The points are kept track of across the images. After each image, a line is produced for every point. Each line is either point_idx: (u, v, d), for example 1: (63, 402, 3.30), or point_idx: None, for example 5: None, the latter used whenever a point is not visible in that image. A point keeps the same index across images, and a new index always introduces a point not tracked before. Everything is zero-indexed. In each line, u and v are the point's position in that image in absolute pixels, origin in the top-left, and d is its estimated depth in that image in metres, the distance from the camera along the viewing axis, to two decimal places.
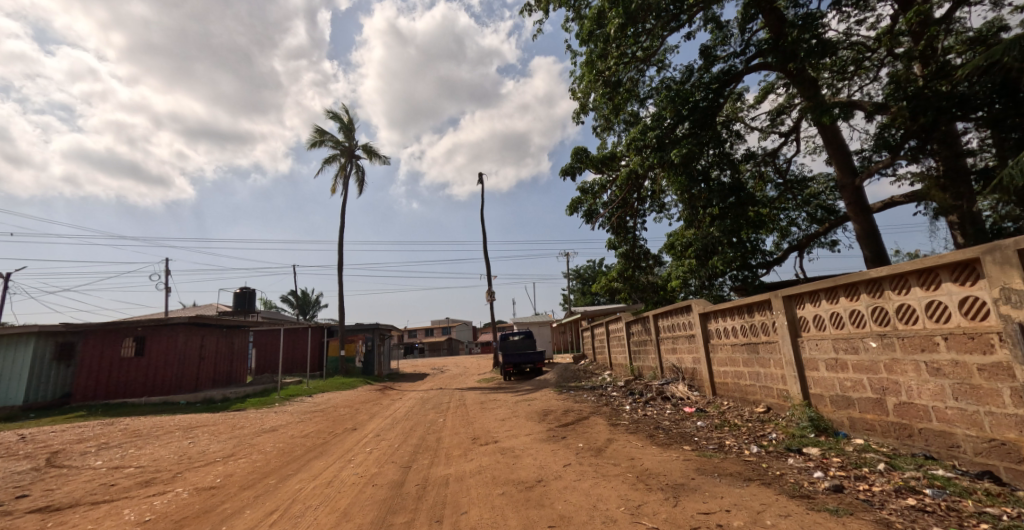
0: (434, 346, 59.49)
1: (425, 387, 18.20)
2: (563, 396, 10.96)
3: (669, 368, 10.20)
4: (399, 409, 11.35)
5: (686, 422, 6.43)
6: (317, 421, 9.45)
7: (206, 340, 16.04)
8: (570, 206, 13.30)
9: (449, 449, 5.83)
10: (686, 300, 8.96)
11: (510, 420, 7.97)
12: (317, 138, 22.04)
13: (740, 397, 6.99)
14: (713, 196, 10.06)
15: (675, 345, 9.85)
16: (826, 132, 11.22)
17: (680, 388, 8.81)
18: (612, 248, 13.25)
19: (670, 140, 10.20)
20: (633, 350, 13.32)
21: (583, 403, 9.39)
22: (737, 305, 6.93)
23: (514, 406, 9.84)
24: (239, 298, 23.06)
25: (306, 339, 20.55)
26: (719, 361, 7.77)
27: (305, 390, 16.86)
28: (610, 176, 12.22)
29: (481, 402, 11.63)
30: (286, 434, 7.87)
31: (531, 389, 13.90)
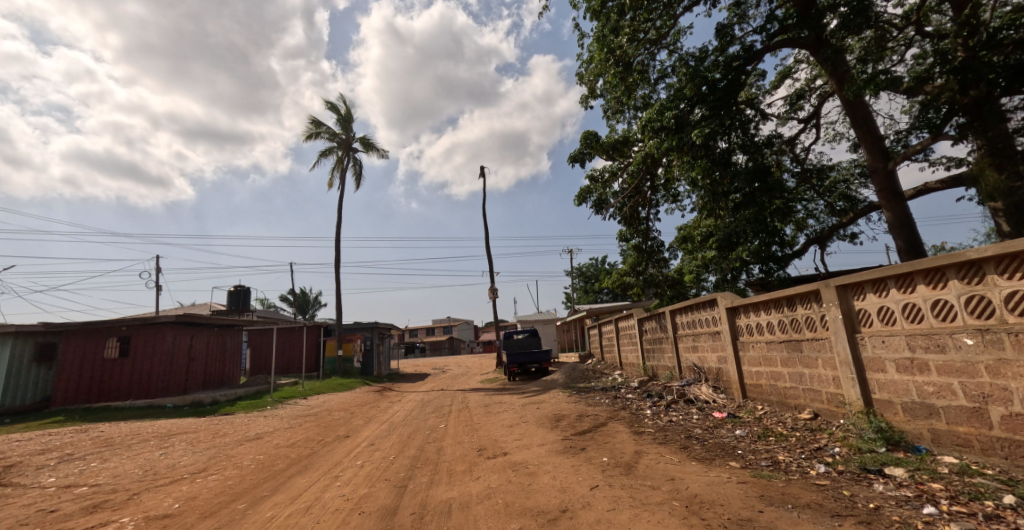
0: (435, 345, 58.74)
1: (425, 388, 17.46)
2: (574, 398, 10.21)
3: (689, 368, 9.46)
4: (398, 413, 10.61)
5: (720, 430, 5.67)
6: (308, 427, 8.72)
7: (196, 340, 15.31)
8: (578, 196, 12.58)
9: (451, 464, 5.08)
10: (710, 293, 8.19)
11: (519, 427, 7.20)
12: (313, 130, 21.32)
13: (778, 401, 6.23)
14: (738, 180, 9.26)
15: (696, 343, 9.11)
16: (855, 112, 10.50)
17: (704, 390, 8.06)
18: (623, 240, 12.62)
19: (690, 121, 9.42)
20: (646, 349, 12.58)
21: (598, 406, 8.63)
22: (774, 298, 6.16)
23: (522, 410, 9.10)
24: (233, 297, 22.35)
25: (302, 339, 19.82)
26: (751, 361, 7.01)
27: (300, 391, 16.12)
28: (621, 162, 11.55)
29: (485, 404, 10.89)
30: (272, 443, 7.13)
31: (538, 390, 13.14)
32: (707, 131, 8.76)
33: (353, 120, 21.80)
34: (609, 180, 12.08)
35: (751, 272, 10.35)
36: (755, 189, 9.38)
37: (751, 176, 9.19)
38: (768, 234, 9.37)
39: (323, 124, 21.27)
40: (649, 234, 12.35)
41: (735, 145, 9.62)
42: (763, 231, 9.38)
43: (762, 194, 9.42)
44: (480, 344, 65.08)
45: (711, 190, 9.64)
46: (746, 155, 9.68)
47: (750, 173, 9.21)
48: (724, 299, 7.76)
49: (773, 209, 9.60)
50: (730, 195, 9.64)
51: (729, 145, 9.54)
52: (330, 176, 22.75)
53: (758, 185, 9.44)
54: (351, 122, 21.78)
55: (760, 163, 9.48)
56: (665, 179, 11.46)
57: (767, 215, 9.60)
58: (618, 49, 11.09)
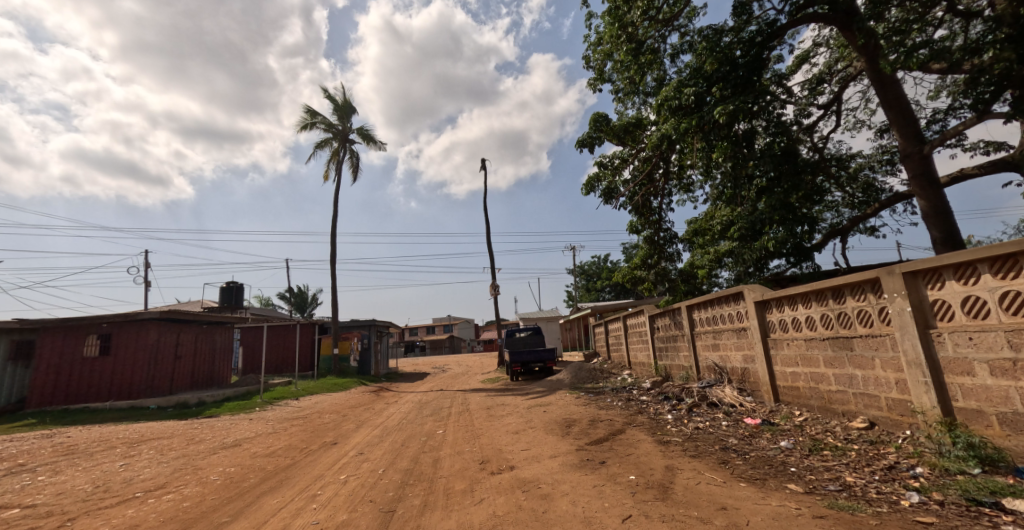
0: (435, 344, 58.01)
1: (424, 389, 16.71)
2: (584, 401, 9.48)
3: (709, 368, 8.74)
4: (393, 416, 9.89)
5: (760, 440, 4.91)
6: (294, 432, 7.98)
7: (183, 338, 14.59)
8: (586, 184, 11.88)
9: (449, 482, 4.32)
10: (736, 285, 7.43)
11: (525, 434, 6.45)
12: (308, 120, 20.57)
13: (821, 406, 5.48)
14: (764, 162, 8.50)
15: (717, 341, 8.41)
16: (887, 92, 9.78)
17: (728, 393, 7.34)
18: (633, 232, 11.90)
19: (711, 98, 8.65)
20: (658, 347, 11.88)
21: (612, 410, 7.88)
22: (815, 289, 5.42)
23: (527, 413, 8.38)
24: (225, 293, 21.60)
25: (297, 337, 19.11)
26: (786, 361, 6.26)
27: (293, 391, 15.40)
28: (633, 148, 10.88)
29: (487, 406, 10.16)
30: (249, 451, 6.39)
31: (543, 391, 12.41)
32: (731, 108, 8.00)
33: (350, 110, 21.05)
34: (619, 166, 11.48)
35: (777, 263, 9.51)
36: (782, 172, 8.64)
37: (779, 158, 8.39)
38: (796, 221, 8.56)
39: (319, 115, 20.53)
40: (662, 225, 11.63)
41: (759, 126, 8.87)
42: (791, 219, 8.59)
43: (789, 178, 8.68)
44: (481, 343, 64.41)
45: (733, 174, 8.89)
46: (770, 137, 8.91)
47: (778, 154, 8.44)
48: (751, 292, 7.01)
49: (801, 194, 8.83)
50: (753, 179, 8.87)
51: (752, 125, 8.77)
52: (326, 168, 22.00)
53: (786, 168, 8.67)
54: (348, 113, 21.04)
55: (788, 143, 8.69)
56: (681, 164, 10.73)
57: (794, 201, 8.84)
58: (630, 26, 10.40)
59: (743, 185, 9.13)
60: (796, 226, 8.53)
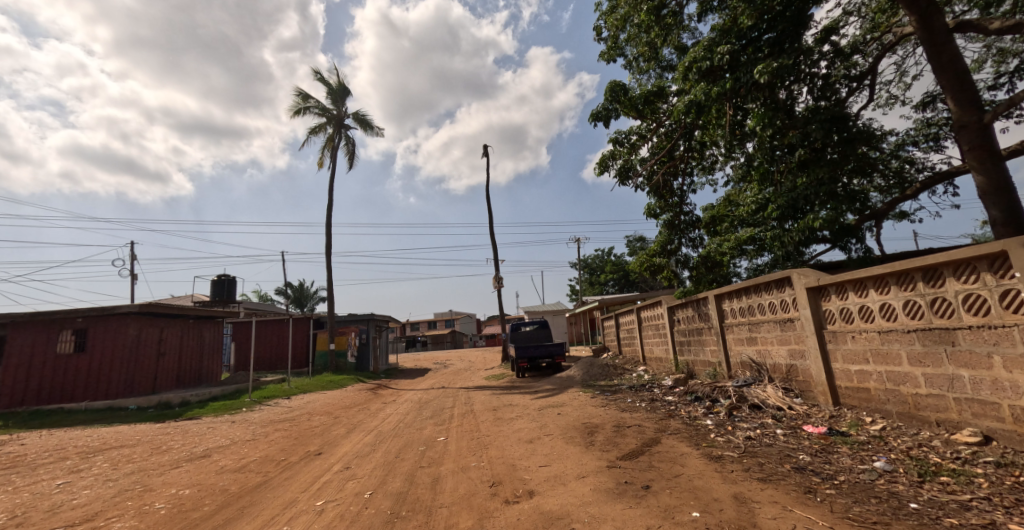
0: (437, 339, 57.12)
1: (424, 386, 15.81)
2: (601, 401, 8.55)
3: (743, 365, 7.80)
4: (389, 418, 8.96)
5: (840, 456, 3.93)
6: (277, 438, 7.03)
7: (167, 333, 13.68)
8: (599, 163, 10.90)
9: (453, 515, 3.36)
10: (782, 269, 6.43)
11: (541, 444, 5.49)
12: (300, 105, 19.54)
13: (903, 413, 4.53)
14: (811, 128, 7.38)
15: (754, 334, 7.48)
16: (942, 54, 8.70)
17: (771, 393, 6.40)
18: (651, 216, 10.98)
19: (748, 58, 7.59)
20: (677, 342, 10.95)
21: (638, 413, 6.92)
22: (899, 270, 4.44)
23: (540, 416, 7.44)
24: (216, 287, 20.64)
25: (291, 332, 18.22)
26: (850, 357, 5.27)
27: (286, 389, 14.51)
28: (651, 123, 10.11)
29: (493, 408, 9.22)
30: (218, 463, 5.43)
31: (553, 389, 11.50)
32: (775, 66, 6.92)
33: (344, 93, 20.00)
34: (637, 142, 10.65)
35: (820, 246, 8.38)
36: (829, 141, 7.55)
37: (829, 123, 7.27)
38: (847, 196, 7.44)
39: (312, 98, 19.49)
40: (684, 208, 10.65)
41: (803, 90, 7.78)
42: (840, 193, 7.49)
43: (837, 148, 7.59)
44: (483, 338, 63.56)
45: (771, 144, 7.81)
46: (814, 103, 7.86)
47: (828, 118, 7.31)
48: (803, 277, 6.00)
49: (850, 166, 7.72)
50: (794, 149, 7.77)
51: (793, 88, 7.70)
52: (321, 155, 20.99)
53: (834, 134, 7.58)
54: (343, 96, 19.99)
55: (835, 108, 7.58)
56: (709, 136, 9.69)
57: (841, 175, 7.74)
58: None
59: (781, 158, 8.06)
60: (847, 201, 7.41)
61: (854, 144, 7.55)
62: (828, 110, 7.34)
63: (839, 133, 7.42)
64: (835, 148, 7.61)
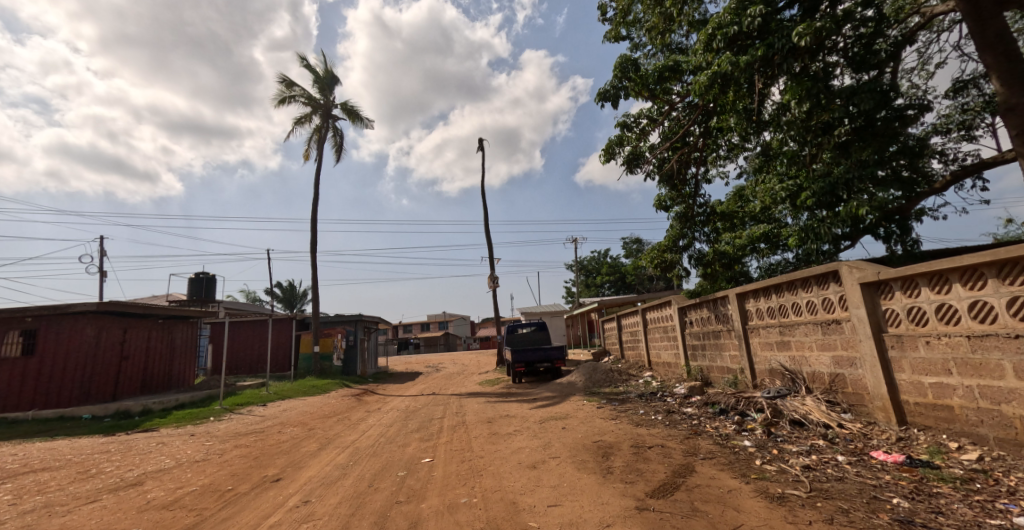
0: (430, 341, 55.91)
1: (413, 392, 14.80)
2: (610, 412, 7.59)
3: (774, 372, 6.85)
4: (369, 431, 7.93)
5: (950, 500, 2.95)
6: (234, 456, 5.99)
7: (132, 335, 12.56)
8: (605, 150, 9.96)
9: None
10: (828, 261, 5.45)
11: (548, 471, 4.49)
12: (285, 93, 18.46)
13: (1009, 438, 3.58)
14: (857, 102, 6.35)
15: (786, 337, 6.54)
16: (989, 27, 7.76)
17: (814, 407, 5.45)
18: (662, 207, 10.23)
19: (783, 21, 6.59)
20: (690, 346, 10.05)
21: (657, 428, 5.96)
22: (1006, 259, 3.48)
23: (542, 432, 6.47)
24: (194, 285, 19.49)
25: (273, 333, 17.15)
26: (922, 367, 4.31)
27: (263, 396, 13.41)
28: (665, 107, 9.49)
29: (488, 419, 8.23)
30: (146, 495, 4.39)
31: (554, 397, 10.54)
32: (819, 26, 5.91)
33: (331, 81, 18.95)
34: (647, 126, 9.80)
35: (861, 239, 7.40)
36: (877, 118, 6.57)
37: (877, 95, 6.27)
38: (898, 180, 6.48)
39: (297, 86, 18.43)
40: (698, 198, 9.86)
41: (847, 60, 6.71)
42: (888, 177, 6.52)
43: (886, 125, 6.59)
44: (477, 340, 62.39)
45: (804, 122, 6.89)
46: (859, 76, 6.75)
47: (877, 90, 6.29)
48: (856, 270, 5.02)
49: (897, 147, 6.75)
50: (834, 127, 6.81)
51: (834, 57, 6.68)
52: (306, 147, 19.92)
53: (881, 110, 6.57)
54: (331, 84, 18.93)
55: (882, 80, 6.57)
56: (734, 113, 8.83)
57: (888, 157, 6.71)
58: None
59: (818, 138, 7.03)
60: (896, 188, 6.42)
61: (906, 121, 6.55)
62: (875, 81, 6.34)
63: (886, 108, 6.42)
64: (882, 125, 6.61)
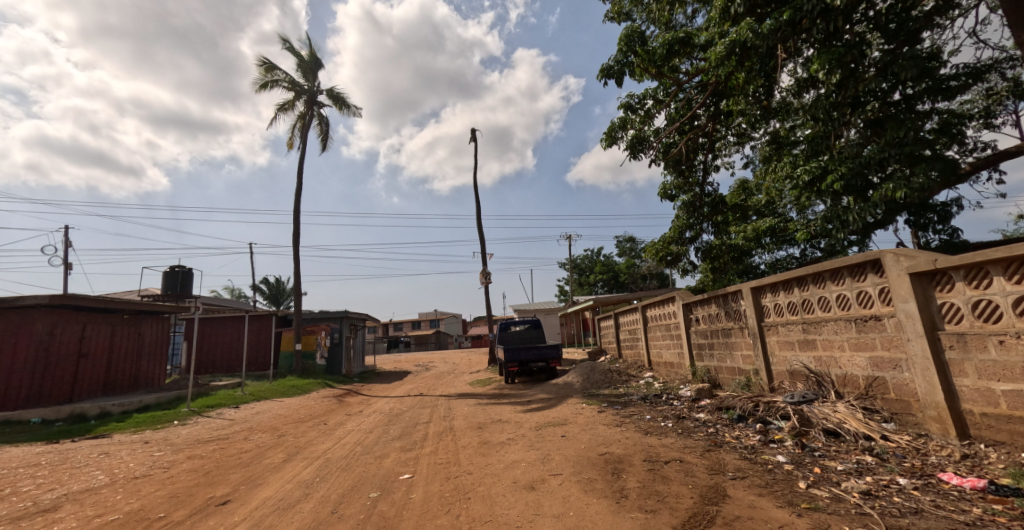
0: (421, 339, 54.96)
1: (399, 393, 13.98)
2: (614, 418, 6.88)
3: (795, 374, 6.15)
4: (346, 438, 7.13)
5: None
6: (181, 471, 5.16)
7: (91, 331, 11.70)
8: (607, 134, 9.26)
9: None
10: (868, 249, 4.72)
11: (549, 494, 3.75)
12: (266, 77, 17.51)
13: None
14: (898, 71, 5.55)
15: (810, 335, 5.86)
16: None
17: (850, 414, 4.75)
18: (667, 196, 9.59)
19: None
20: (697, 345, 9.39)
21: (670, 438, 5.26)
22: None
23: (539, 442, 5.73)
24: (168, 278, 18.48)
25: (251, 330, 16.24)
26: (994, 371, 3.63)
27: (238, 396, 12.53)
28: (672, 87, 8.83)
29: (478, 425, 7.48)
30: (54, 526, 3.55)
31: (550, 398, 9.82)
32: None
33: (316, 65, 18.02)
34: (652, 108, 9.11)
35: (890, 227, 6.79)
36: (917, 90, 5.88)
37: (920, 64, 5.49)
38: (939, 161, 5.74)
39: (279, 70, 17.49)
40: (705, 187, 9.23)
41: (881, 27, 5.95)
42: (927, 157, 5.78)
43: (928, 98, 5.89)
44: (469, 338, 61.66)
45: (831, 97, 6.21)
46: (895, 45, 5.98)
47: (919, 57, 5.50)
48: (904, 258, 4.29)
49: (937, 124, 5.99)
50: (865, 102, 6.11)
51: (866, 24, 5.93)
52: (290, 136, 18.98)
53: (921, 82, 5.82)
54: (315, 69, 18.00)
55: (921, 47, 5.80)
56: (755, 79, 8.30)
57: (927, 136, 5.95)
58: None
59: (846, 115, 6.28)
60: (936, 169, 5.68)
61: (950, 94, 5.85)
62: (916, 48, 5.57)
63: (928, 79, 5.65)
64: (921, 100, 5.90)
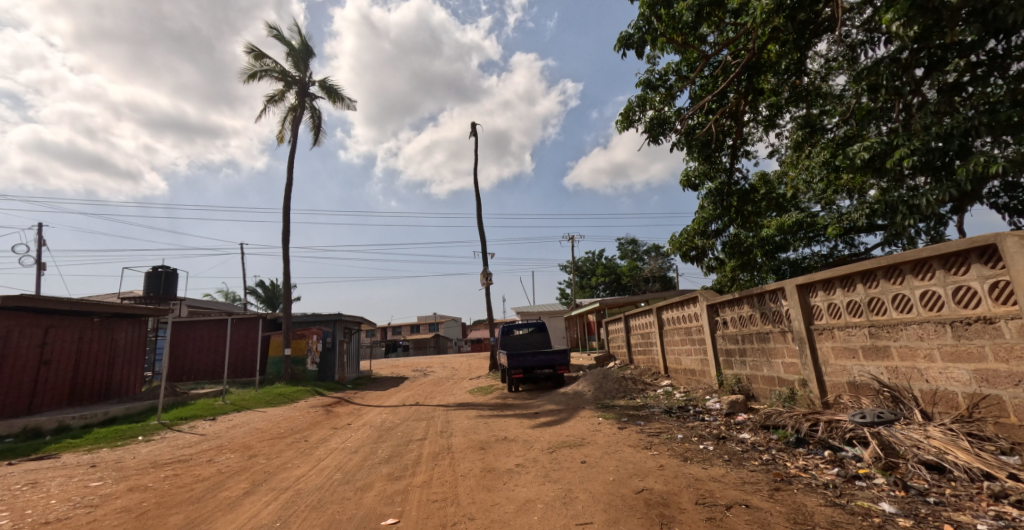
0: (420, 343, 53.95)
1: (394, 402, 12.95)
2: (640, 438, 5.85)
3: (859, 388, 5.07)
4: (326, 462, 6.08)
5: None
6: (108, 513, 4.12)
7: (56, 336, 10.77)
8: (623, 115, 8.29)
9: None
10: (977, 233, 3.67)
11: None
12: (255, 66, 16.56)
13: None
14: (999, 16, 4.47)
15: (879, 340, 4.78)
16: None
17: (957, 440, 3.67)
18: (689, 185, 8.61)
19: None
20: (726, 350, 8.38)
21: (721, 469, 4.21)
22: None
23: (556, 471, 4.71)
24: (151, 280, 17.47)
25: (236, 334, 15.22)
26: None
27: (217, 407, 11.47)
28: (698, 61, 7.86)
29: (481, 444, 6.44)
30: None
31: (560, 410, 8.80)
32: None
33: (307, 54, 17.07)
34: (675, 85, 8.14)
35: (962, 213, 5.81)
36: (1011, 44, 4.89)
37: None
38: None
39: (268, 59, 16.55)
40: (733, 173, 8.25)
41: None
42: None
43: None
44: (469, 343, 60.66)
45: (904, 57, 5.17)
46: None
47: None
48: None
49: None
50: (946, 61, 5.06)
51: None
52: (280, 129, 18.02)
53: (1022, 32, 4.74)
54: (306, 58, 17.07)
55: None
56: (791, 49, 7.40)
57: None
58: None
59: (924, 78, 5.24)
60: None
61: None
62: None
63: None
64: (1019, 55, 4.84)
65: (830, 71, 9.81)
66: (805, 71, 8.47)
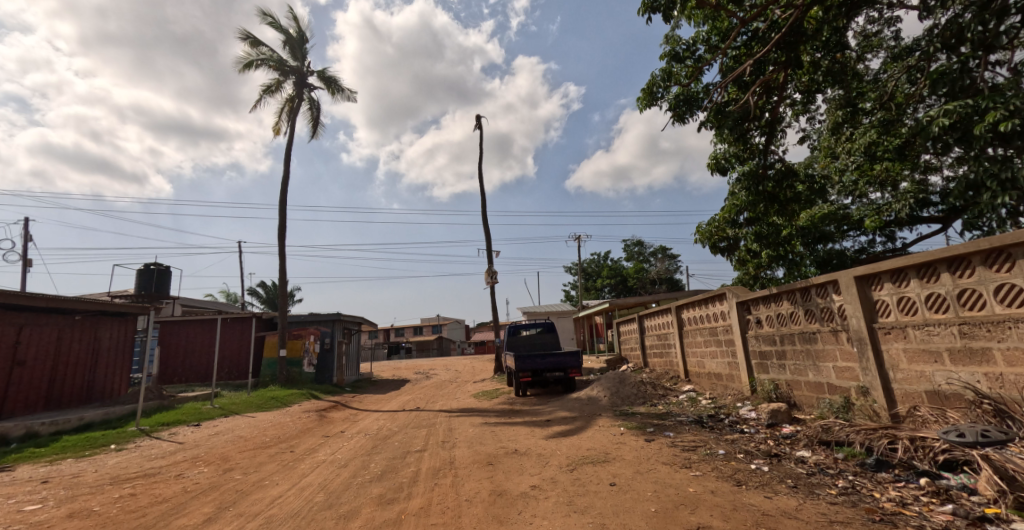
0: (422, 346, 53.16)
1: (393, 407, 12.13)
2: (675, 454, 4.99)
3: (946, 398, 4.20)
4: (309, 479, 5.26)
5: None
6: None
7: (32, 335, 10.04)
8: (647, 91, 7.48)
9: None
10: None
11: None
12: (251, 54, 15.88)
13: None
14: None
15: (973, 339, 3.95)
16: None
17: None
18: (718, 169, 7.81)
19: None
20: (760, 353, 7.51)
21: (792, 500, 3.35)
22: None
23: (580, 497, 3.89)
24: (142, 277, 16.73)
25: (228, 333, 14.44)
26: None
27: (203, 411, 10.66)
28: (731, 30, 7.06)
29: (488, 459, 5.59)
30: None
31: (574, 418, 7.94)
32: None
33: (305, 41, 16.38)
34: (703, 58, 7.33)
35: None
36: None
37: None
38: None
39: (265, 47, 15.87)
40: (767, 156, 7.45)
41: None
42: None
43: None
44: (473, 345, 59.85)
45: None
46: None
47: None
48: None
49: None
50: None
51: None
52: (277, 121, 17.30)
53: None
54: (304, 47, 16.37)
55: None
56: (837, 15, 6.64)
57: None
58: None
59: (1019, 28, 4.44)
60: None
61: None
62: None
63: None
64: None
65: (868, 50, 9.07)
66: (846, 45, 7.71)
